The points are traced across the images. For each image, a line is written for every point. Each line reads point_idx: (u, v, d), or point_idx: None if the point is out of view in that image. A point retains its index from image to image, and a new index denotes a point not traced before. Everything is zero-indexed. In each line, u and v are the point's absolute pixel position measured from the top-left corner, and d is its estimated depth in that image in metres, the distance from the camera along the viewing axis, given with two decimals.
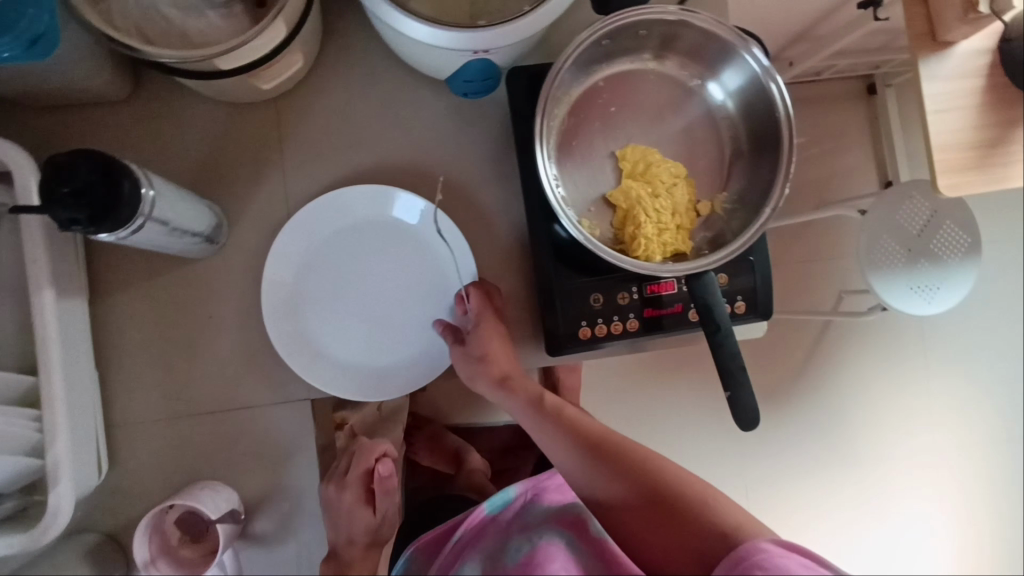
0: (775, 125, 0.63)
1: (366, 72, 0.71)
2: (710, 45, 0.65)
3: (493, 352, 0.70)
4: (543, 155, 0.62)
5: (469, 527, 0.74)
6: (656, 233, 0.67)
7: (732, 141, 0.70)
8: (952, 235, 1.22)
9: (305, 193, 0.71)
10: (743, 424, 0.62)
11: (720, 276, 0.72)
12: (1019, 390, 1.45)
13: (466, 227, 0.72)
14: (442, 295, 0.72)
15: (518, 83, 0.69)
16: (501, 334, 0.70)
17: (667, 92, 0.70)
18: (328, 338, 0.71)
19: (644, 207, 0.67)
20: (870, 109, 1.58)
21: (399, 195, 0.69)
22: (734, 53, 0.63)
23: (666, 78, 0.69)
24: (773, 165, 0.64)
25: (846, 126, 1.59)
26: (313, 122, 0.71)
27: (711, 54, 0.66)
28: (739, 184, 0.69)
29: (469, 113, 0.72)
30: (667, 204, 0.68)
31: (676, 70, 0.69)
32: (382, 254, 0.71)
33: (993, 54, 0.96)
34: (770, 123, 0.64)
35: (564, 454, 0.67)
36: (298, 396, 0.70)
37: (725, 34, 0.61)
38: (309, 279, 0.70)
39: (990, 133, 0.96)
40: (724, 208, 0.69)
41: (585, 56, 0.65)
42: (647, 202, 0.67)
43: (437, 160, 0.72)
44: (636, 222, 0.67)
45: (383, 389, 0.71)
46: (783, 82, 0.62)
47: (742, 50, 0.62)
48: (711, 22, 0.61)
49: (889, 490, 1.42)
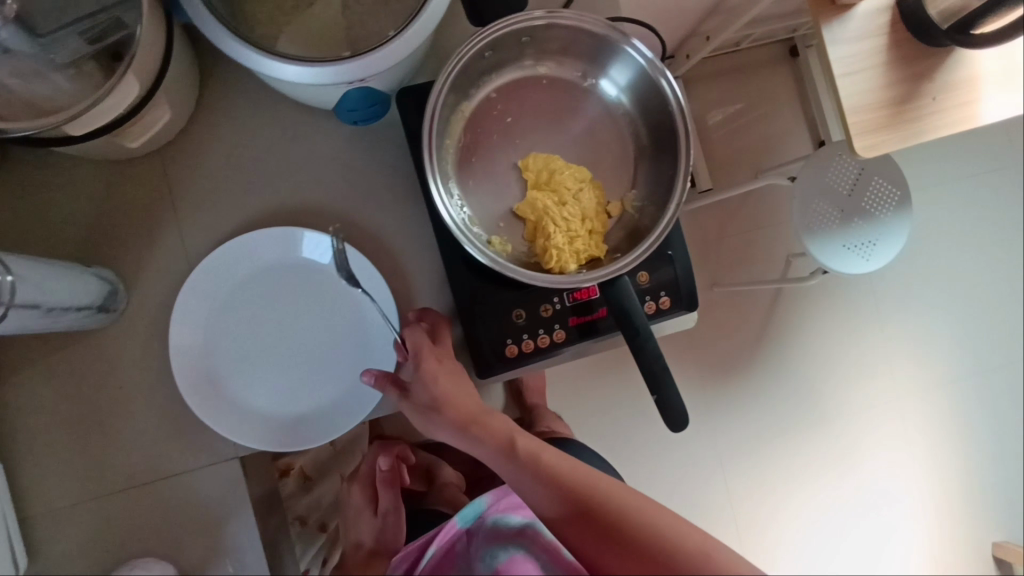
0: (670, 118, 0.62)
1: (251, 110, 0.68)
2: (595, 45, 0.63)
3: (442, 393, 0.65)
4: (436, 180, 0.60)
5: (442, 544, 0.73)
6: (568, 242, 0.65)
7: (633, 138, 0.69)
8: (882, 190, 1.24)
9: (204, 244, 0.68)
10: (673, 423, 0.62)
11: (640, 274, 0.71)
12: (969, 330, 1.48)
13: (378, 257, 0.70)
14: (364, 331, 0.69)
15: (409, 103, 0.66)
16: (447, 372, 0.66)
17: (563, 95, 0.68)
18: (249, 392, 0.67)
19: (553, 217, 0.65)
20: (795, 71, 1.59)
21: (304, 235, 0.66)
22: (617, 49, 0.62)
23: (559, 82, 0.68)
24: (674, 159, 0.64)
25: (774, 90, 1.59)
26: (202, 169, 0.68)
27: (598, 53, 0.64)
28: (646, 179, 0.68)
29: (364, 141, 0.70)
30: (576, 210, 0.66)
31: (567, 73, 0.68)
32: (296, 297, 0.68)
33: (893, 11, 0.97)
34: (666, 117, 0.63)
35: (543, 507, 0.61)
36: (226, 456, 0.67)
37: (606, 32, 0.60)
38: (221, 334, 0.67)
39: (899, 90, 0.97)
40: (634, 207, 0.68)
41: (470, 72, 0.62)
42: (555, 211, 0.65)
43: (339, 193, 0.69)
44: (546, 233, 0.65)
45: (315, 436, 0.68)
46: (673, 76, 0.61)
47: (624, 46, 0.61)
48: (589, 22, 0.60)
49: (857, 444, 1.45)
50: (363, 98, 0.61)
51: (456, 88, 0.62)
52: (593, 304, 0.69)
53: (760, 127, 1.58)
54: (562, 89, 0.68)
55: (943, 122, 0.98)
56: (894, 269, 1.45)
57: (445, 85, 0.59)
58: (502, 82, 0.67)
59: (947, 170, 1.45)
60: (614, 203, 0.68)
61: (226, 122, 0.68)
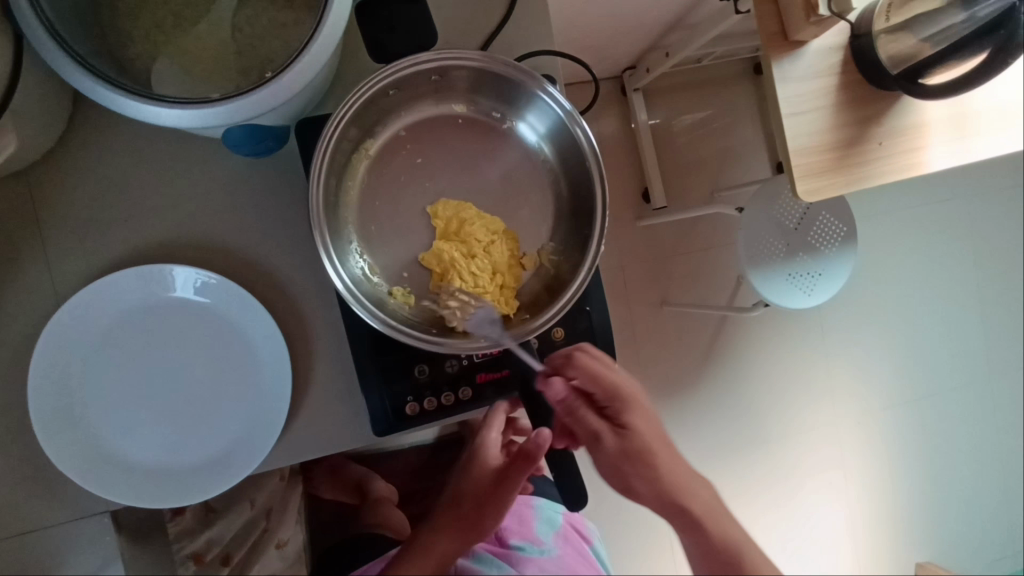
0: (584, 170, 0.59)
1: (133, 133, 0.62)
2: (507, 88, 0.60)
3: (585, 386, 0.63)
4: (325, 237, 0.55)
5: None
6: (474, 299, 0.62)
7: (554, 186, 0.66)
8: (829, 226, 1.23)
9: (74, 279, 0.61)
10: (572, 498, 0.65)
11: (556, 330, 0.67)
12: (910, 362, 1.49)
13: (274, 299, 0.65)
14: (251, 374, 0.63)
15: (307, 137, 0.61)
16: (598, 371, 0.63)
17: (478, 136, 0.65)
18: (122, 446, 0.61)
19: (458, 270, 0.62)
20: (758, 90, 1.55)
21: (179, 272, 0.60)
22: (531, 94, 0.59)
23: (477, 124, 0.65)
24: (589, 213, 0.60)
25: (737, 108, 1.55)
26: (74, 195, 0.61)
27: (514, 97, 0.61)
28: (561, 231, 0.65)
29: (262, 173, 0.64)
30: (484, 265, 0.63)
31: (486, 115, 0.65)
32: (173, 339, 0.62)
33: (846, 51, 0.94)
34: (580, 168, 0.60)
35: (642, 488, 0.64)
36: (94, 511, 0.62)
37: (514, 76, 0.57)
38: (86, 382, 0.60)
39: (848, 133, 0.94)
40: (551, 259, 0.65)
41: (372, 107, 0.58)
42: (461, 264, 0.62)
43: (231, 228, 0.64)
44: (451, 288, 0.62)
45: (200, 488, 0.62)
46: (588, 126, 0.58)
47: (538, 91, 0.58)
48: (495, 65, 0.56)
49: (794, 472, 1.45)
50: (245, 136, 0.55)
51: (357, 125, 0.58)
52: (503, 361, 0.66)
53: (720, 146, 1.55)
54: (478, 131, 0.65)
55: (888, 169, 0.96)
56: (842, 300, 1.44)
57: (337, 124, 0.55)
58: (414, 119, 0.64)
59: (901, 203, 1.44)
60: (529, 256, 0.65)
61: (105, 146, 0.61)
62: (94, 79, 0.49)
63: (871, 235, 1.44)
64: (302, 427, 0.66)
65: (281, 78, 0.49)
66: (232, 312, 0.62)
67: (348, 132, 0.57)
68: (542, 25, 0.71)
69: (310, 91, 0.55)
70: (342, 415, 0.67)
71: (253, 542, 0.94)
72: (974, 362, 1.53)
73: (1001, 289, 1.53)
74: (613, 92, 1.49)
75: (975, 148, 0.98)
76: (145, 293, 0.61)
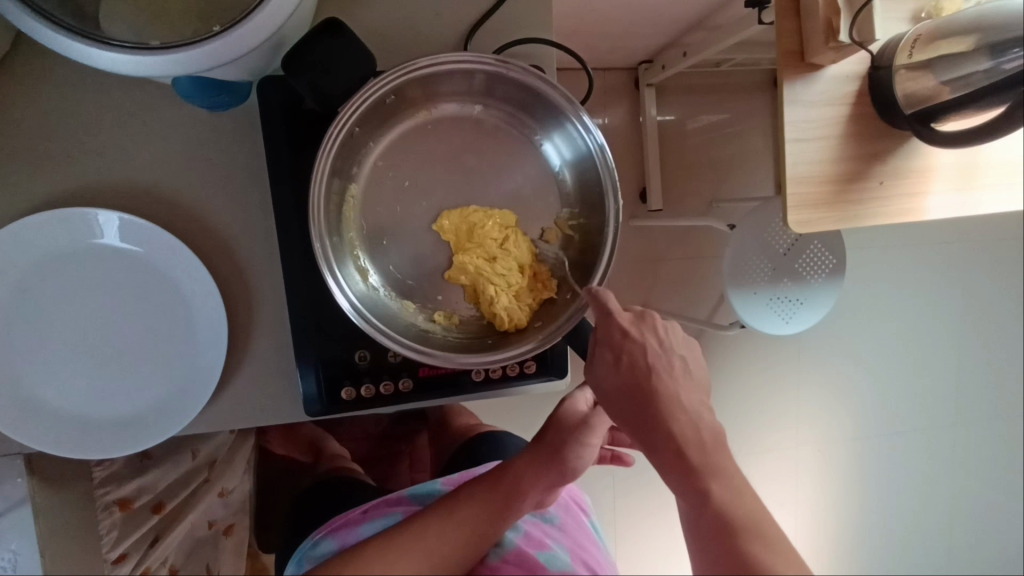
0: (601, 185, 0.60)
1: (88, 66, 0.58)
2: (534, 100, 0.61)
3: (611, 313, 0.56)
4: (334, 271, 0.55)
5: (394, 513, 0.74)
6: (512, 297, 0.63)
7: (560, 194, 0.66)
8: (819, 256, 1.20)
9: (7, 211, 0.58)
10: None
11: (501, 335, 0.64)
12: (880, 400, 1.47)
13: (220, 261, 0.62)
14: (187, 333, 0.61)
15: (273, 100, 0.58)
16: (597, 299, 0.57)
17: (496, 142, 0.65)
18: (45, 393, 0.58)
19: (482, 277, 0.63)
20: (774, 103, 1.51)
21: (115, 218, 0.57)
22: (561, 114, 0.60)
23: (479, 126, 0.65)
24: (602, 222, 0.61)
25: (750, 118, 1.51)
26: (17, 122, 0.57)
27: (540, 110, 0.62)
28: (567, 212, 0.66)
29: (222, 130, 0.60)
30: (509, 262, 0.63)
31: (487, 116, 0.65)
32: (105, 289, 0.59)
33: (862, 81, 0.90)
34: (597, 183, 0.61)
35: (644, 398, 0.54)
36: (8, 451, 0.60)
37: (545, 88, 0.57)
38: (9, 325, 0.57)
39: (850, 166, 0.91)
40: (572, 228, 0.66)
41: (376, 110, 0.58)
42: (488, 270, 0.63)
43: (184, 182, 0.61)
44: (488, 296, 0.63)
45: (122, 442, 0.60)
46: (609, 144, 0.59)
47: (572, 117, 0.59)
48: (527, 76, 0.57)
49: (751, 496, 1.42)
50: (198, 84, 0.51)
51: (363, 125, 0.58)
52: None
53: (725, 156, 1.50)
54: (479, 133, 0.65)
55: (887, 210, 0.93)
56: (824, 330, 1.41)
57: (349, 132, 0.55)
58: (413, 118, 0.63)
59: (898, 240, 1.41)
60: (547, 230, 0.66)
61: (53, 76, 0.57)
62: (29, 14, 0.44)
63: (862, 268, 1.40)
64: (234, 398, 0.64)
65: (235, 30, 0.45)
66: (173, 268, 0.59)
67: (351, 134, 0.57)
68: (539, 10, 0.67)
69: (272, 46, 0.51)
70: (277, 389, 0.64)
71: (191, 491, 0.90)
72: (944, 408, 1.52)
73: (982, 340, 1.51)
74: (623, 85, 1.44)
75: (978, 201, 0.95)
76: (77, 237, 0.57)
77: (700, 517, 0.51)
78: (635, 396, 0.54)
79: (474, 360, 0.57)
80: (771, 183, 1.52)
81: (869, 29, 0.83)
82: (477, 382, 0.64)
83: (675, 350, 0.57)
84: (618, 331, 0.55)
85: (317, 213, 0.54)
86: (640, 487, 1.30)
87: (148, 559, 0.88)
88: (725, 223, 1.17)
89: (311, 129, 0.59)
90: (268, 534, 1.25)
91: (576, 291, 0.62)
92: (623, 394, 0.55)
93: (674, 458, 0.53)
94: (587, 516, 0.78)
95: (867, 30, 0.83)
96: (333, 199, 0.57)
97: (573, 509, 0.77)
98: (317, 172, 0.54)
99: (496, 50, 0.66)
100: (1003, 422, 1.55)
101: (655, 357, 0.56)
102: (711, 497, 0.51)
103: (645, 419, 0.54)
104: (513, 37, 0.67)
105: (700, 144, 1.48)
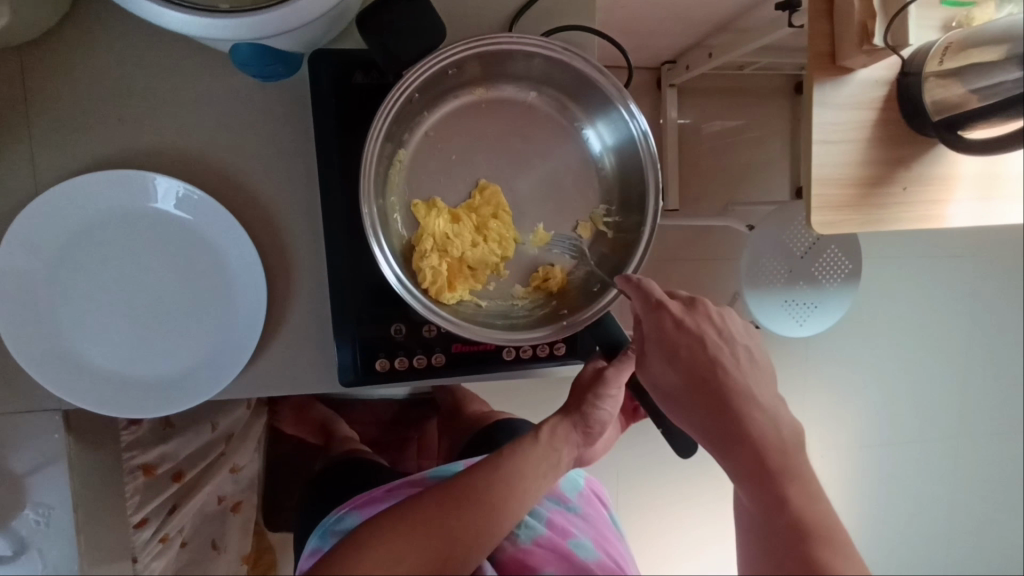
0: (643, 175, 0.61)
1: (144, 31, 0.59)
2: (587, 88, 0.62)
3: (662, 308, 0.58)
4: (372, 219, 0.55)
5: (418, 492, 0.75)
6: (456, 273, 0.63)
7: (598, 180, 0.68)
8: (835, 260, 1.21)
9: (61, 171, 0.59)
10: (680, 450, 0.64)
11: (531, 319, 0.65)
12: (886, 408, 1.49)
13: (263, 229, 0.63)
14: (225, 300, 0.62)
15: (324, 72, 0.59)
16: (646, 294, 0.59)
17: (542, 127, 0.66)
18: (85, 350, 0.60)
19: (464, 236, 0.63)
20: (794, 109, 1.52)
21: (163, 182, 0.58)
22: (611, 104, 0.61)
23: (528, 109, 0.66)
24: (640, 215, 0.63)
25: (770, 123, 1.52)
26: (73, 84, 0.58)
27: (590, 99, 0.63)
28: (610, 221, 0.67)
29: (271, 101, 0.61)
30: (486, 254, 0.64)
31: (538, 102, 0.66)
32: (148, 252, 0.60)
33: (891, 87, 0.91)
34: (638, 174, 0.63)
35: (707, 396, 0.55)
36: (48, 406, 0.61)
37: (599, 79, 0.59)
38: (57, 282, 0.58)
39: (875, 170, 0.92)
40: (604, 228, 0.68)
41: (432, 83, 0.59)
42: (465, 243, 0.63)
43: (231, 150, 0.62)
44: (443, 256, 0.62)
45: (156, 403, 0.61)
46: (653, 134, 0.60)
47: (619, 104, 0.60)
48: (583, 63, 0.58)
49: None
50: (256, 52, 0.52)
51: (417, 97, 0.59)
52: None
53: (743, 159, 1.51)
54: (524, 115, 0.66)
55: (909, 215, 0.94)
56: (834, 335, 1.43)
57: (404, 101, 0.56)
58: (467, 96, 0.64)
59: (912, 249, 1.42)
60: (581, 224, 0.67)
61: (112, 38, 0.58)
62: None
63: (875, 275, 1.42)
64: (268, 365, 0.65)
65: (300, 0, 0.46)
66: (217, 235, 0.61)
67: (406, 106, 0.58)
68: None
69: (329, 20, 0.52)
70: (311, 359, 0.65)
71: (208, 463, 0.91)
72: (949, 418, 1.53)
73: (989, 353, 1.52)
74: (647, 83, 1.45)
75: (999, 211, 0.96)
76: (126, 199, 0.58)
77: (760, 519, 0.50)
78: (697, 388, 0.55)
79: (506, 336, 0.58)
80: (788, 187, 1.53)
81: (903, 34, 0.84)
82: (507, 361, 0.66)
83: (736, 339, 0.58)
84: (670, 324, 0.57)
85: (366, 177, 0.55)
86: (646, 482, 1.31)
87: (167, 526, 0.88)
88: (743, 224, 1.18)
89: (360, 104, 0.60)
90: (276, 513, 1.26)
91: (602, 287, 0.63)
92: (681, 386, 0.56)
93: (755, 468, 0.51)
94: (607, 510, 0.79)
95: (901, 35, 0.84)
96: (380, 167, 0.59)
97: (595, 502, 0.78)
98: (371, 137, 0.55)
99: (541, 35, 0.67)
100: (1007, 435, 1.56)
101: (715, 347, 0.57)
102: (789, 505, 0.49)
103: (701, 413, 0.55)
104: (557, 22, 0.68)
105: (719, 146, 1.50)
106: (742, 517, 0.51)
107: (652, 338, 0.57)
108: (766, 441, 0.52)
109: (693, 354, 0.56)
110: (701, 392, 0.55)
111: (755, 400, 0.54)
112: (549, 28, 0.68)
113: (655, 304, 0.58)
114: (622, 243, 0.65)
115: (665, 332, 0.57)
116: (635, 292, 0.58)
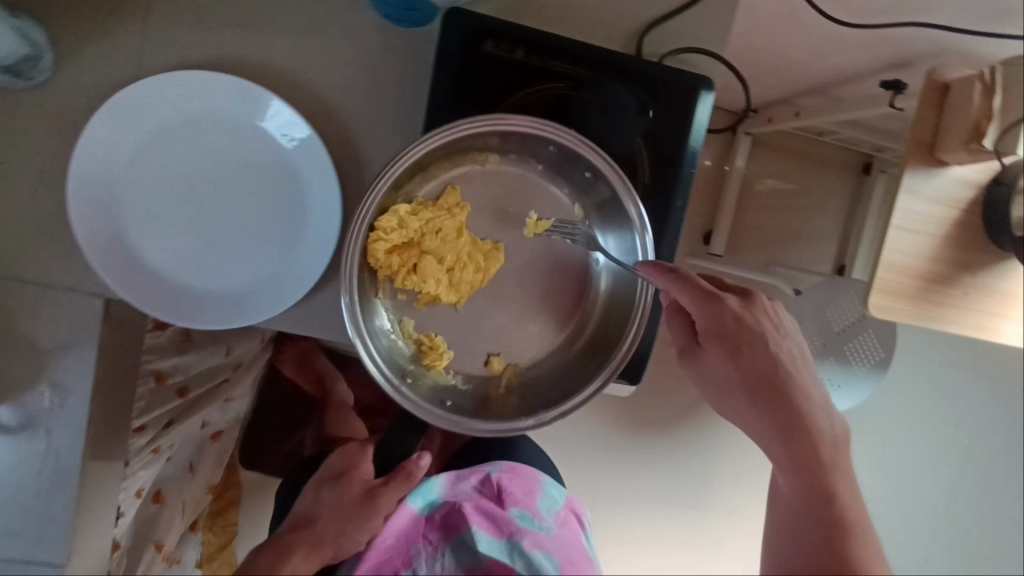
0: (626, 322, 0.61)
1: None
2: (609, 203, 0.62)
3: (704, 308, 0.55)
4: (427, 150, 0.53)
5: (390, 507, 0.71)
6: (407, 257, 0.62)
7: (581, 295, 0.69)
8: (869, 344, 1.19)
9: (167, 61, 0.58)
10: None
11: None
12: None
13: (347, 172, 0.62)
14: (295, 236, 0.60)
15: (454, 30, 0.58)
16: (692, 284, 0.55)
17: (552, 210, 0.68)
18: (144, 245, 0.59)
19: (438, 255, 0.63)
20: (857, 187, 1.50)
21: (271, 102, 0.57)
22: (625, 232, 0.61)
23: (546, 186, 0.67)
24: (596, 369, 0.62)
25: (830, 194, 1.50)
26: None
27: (609, 214, 0.63)
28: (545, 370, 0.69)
29: (391, 47, 0.60)
30: (432, 273, 0.63)
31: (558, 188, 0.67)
32: (235, 166, 0.59)
33: (979, 191, 0.90)
34: (623, 319, 0.62)
35: (749, 397, 0.55)
36: (92, 291, 0.59)
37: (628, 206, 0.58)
38: (139, 169, 0.58)
39: (944, 268, 0.91)
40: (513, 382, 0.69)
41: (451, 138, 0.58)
42: (429, 251, 0.63)
43: (339, 86, 0.60)
44: (414, 240, 0.62)
45: (196, 318, 0.59)
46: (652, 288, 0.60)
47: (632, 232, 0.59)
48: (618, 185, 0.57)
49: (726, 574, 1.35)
50: None
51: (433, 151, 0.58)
52: None
53: (801, 220, 1.50)
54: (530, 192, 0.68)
55: (964, 321, 0.93)
56: None
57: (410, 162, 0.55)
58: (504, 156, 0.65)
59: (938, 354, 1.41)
60: (497, 357, 0.69)
61: None
62: None
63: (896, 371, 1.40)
64: (317, 307, 0.63)
65: None
66: (306, 169, 0.59)
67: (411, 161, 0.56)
68: (725, 23, 0.65)
69: None
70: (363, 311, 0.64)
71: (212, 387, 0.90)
72: None
73: None
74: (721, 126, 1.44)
75: None
76: (230, 108, 0.58)
77: (812, 492, 0.52)
78: (746, 382, 0.55)
79: (459, 423, 0.57)
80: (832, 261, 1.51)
81: (1012, 143, 0.83)
82: None
83: (789, 335, 0.57)
84: (713, 308, 0.55)
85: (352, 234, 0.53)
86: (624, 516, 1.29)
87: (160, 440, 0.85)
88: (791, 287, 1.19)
89: (481, 70, 0.59)
90: (253, 451, 1.24)
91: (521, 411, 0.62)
92: (730, 380, 0.56)
93: (805, 473, 0.52)
94: (583, 529, 0.73)
95: (1010, 143, 0.83)
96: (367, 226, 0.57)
97: (573, 519, 0.73)
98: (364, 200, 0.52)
99: (671, 50, 0.65)
100: None
101: (773, 343, 0.55)
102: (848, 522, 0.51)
103: (744, 399, 0.55)
104: (691, 42, 0.65)
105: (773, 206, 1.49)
106: (800, 497, 0.52)
107: (709, 332, 0.56)
108: (807, 424, 0.53)
109: (757, 354, 0.55)
110: (756, 385, 0.54)
111: (807, 389, 0.54)
112: (683, 46, 0.65)
113: (693, 292, 0.55)
114: (548, 384, 0.67)
115: (711, 327, 0.55)
116: (669, 282, 0.55)
